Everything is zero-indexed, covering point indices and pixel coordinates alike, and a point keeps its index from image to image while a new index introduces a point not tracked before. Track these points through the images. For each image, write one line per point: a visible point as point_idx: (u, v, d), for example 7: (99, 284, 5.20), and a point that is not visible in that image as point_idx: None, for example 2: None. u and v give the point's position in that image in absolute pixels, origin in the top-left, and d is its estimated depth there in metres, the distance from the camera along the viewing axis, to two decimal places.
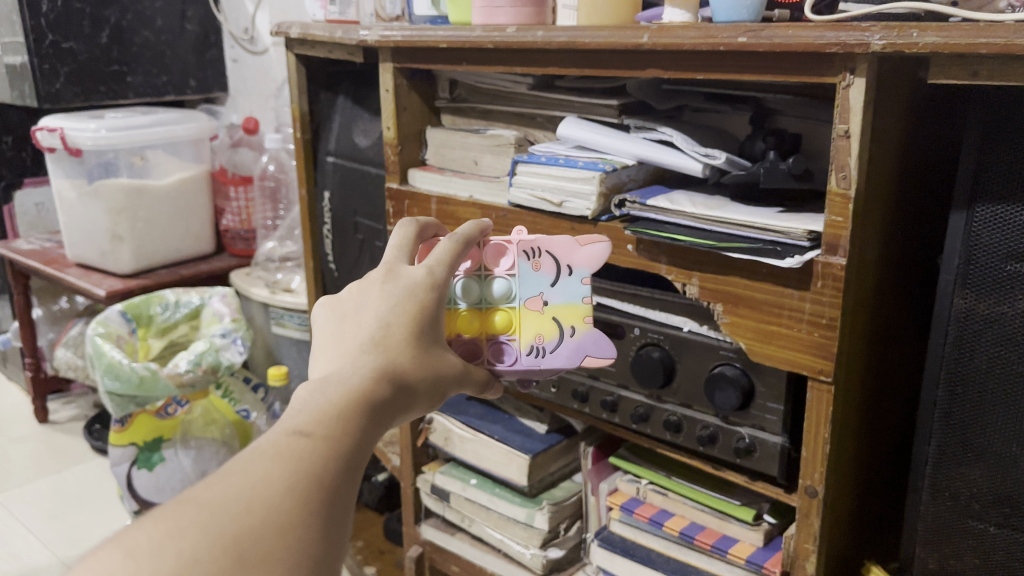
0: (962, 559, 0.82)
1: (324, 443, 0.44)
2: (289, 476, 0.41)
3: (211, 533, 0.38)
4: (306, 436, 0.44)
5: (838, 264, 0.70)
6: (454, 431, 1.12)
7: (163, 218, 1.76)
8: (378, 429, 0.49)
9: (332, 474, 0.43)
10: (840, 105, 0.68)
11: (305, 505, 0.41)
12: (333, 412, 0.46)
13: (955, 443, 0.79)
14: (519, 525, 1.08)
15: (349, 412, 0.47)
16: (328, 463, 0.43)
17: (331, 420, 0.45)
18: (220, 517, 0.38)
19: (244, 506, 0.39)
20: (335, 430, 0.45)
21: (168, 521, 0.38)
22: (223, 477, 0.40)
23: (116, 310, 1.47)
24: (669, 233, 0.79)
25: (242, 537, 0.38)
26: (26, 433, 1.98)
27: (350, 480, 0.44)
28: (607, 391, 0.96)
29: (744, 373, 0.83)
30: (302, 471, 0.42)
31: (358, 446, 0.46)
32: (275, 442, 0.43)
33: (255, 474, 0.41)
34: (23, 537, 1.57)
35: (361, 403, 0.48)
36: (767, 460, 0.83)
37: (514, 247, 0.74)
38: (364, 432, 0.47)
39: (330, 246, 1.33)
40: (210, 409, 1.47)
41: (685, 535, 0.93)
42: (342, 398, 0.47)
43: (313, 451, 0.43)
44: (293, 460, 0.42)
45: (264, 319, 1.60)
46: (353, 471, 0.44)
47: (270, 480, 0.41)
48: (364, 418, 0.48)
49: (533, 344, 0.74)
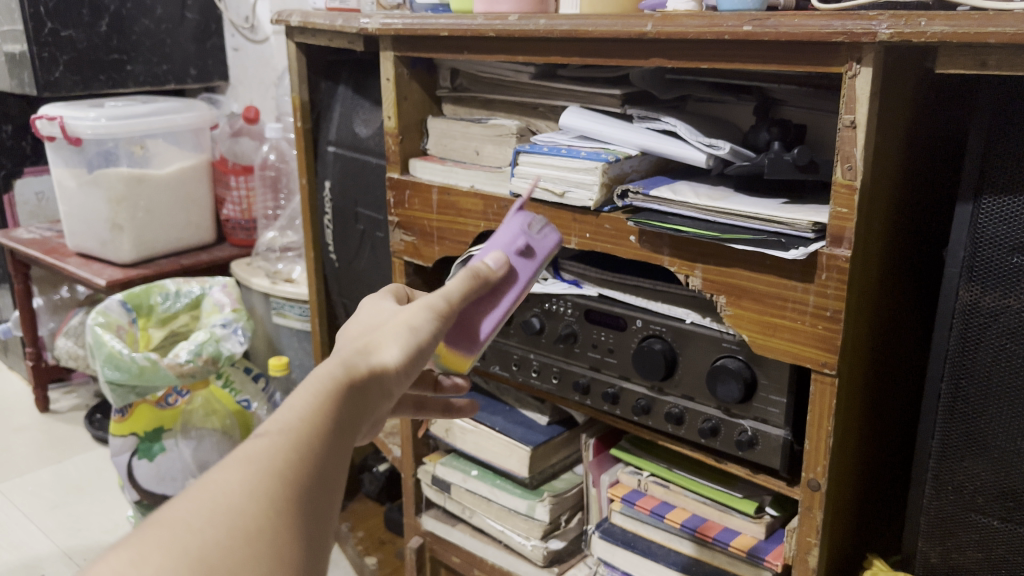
0: (964, 553, 0.82)
1: (282, 438, 0.41)
2: (254, 480, 0.38)
3: (176, 551, 0.35)
4: (263, 435, 0.41)
5: (842, 256, 0.70)
6: (455, 422, 1.12)
7: (164, 208, 1.76)
8: (357, 412, 0.45)
9: (297, 468, 0.40)
10: (846, 94, 0.67)
11: (272, 509, 0.38)
12: (291, 402, 0.43)
13: (959, 437, 0.79)
14: (519, 517, 1.08)
15: (309, 395, 0.43)
16: (293, 456, 0.40)
17: (287, 411, 0.42)
18: (183, 534, 0.35)
19: (208, 518, 0.36)
20: (296, 419, 0.42)
21: (129, 543, 0.35)
22: (186, 493, 0.38)
23: (116, 300, 1.46)
24: (672, 224, 0.78)
25: (207, 553, 0.35)
26: (27, 422, 1.98)
27: (325, 474, 0.41)
28: (608, 383, 0.95)
29: (746, 366, 0.83)
30: (267, 471, 0.39)
31: (330, 436, 0.42)
32: (236, 450, 0.40)
33: (218, 482, 0.38)
34: (24, 526, 1.57)
35: (318, 381, 0.44)
36: (769, 453, 0.83)
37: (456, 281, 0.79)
38: (334, 411, 0.43)
39: (330, 237, 1.33)
40: (211, 400, 1.47)
41: (685, 527, 0.93)
42: (298, 387, 0.44)
43: (274, 446, 0.40)
44: (255, 460, 0.39)
45: (264, 309, 1.59)
46: (326, 462, 0.41)
47: (233, 487, 0.38)
48: (330, 398, 0.44)
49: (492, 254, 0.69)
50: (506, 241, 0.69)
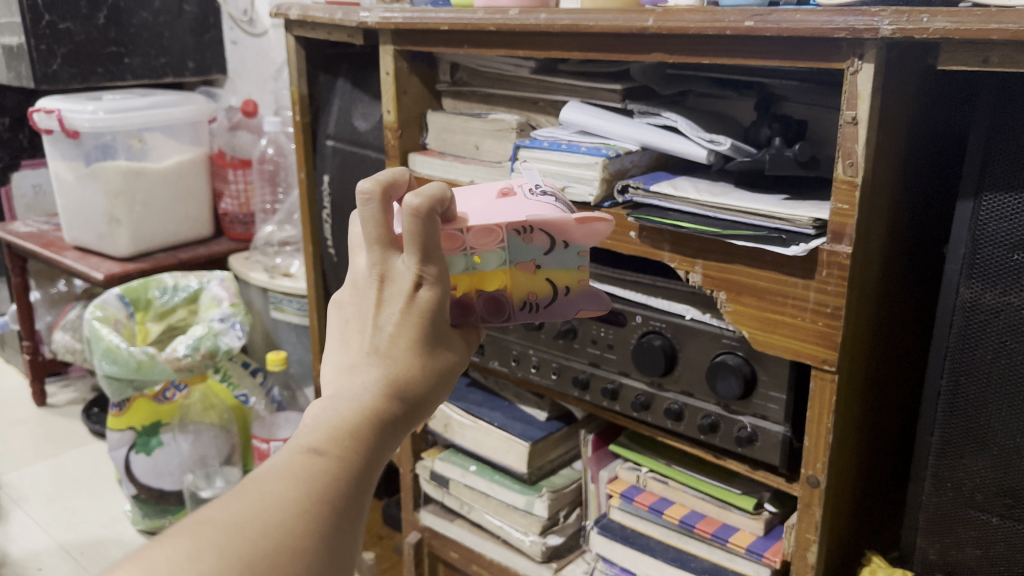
0: (963, 550, 0.82)
1: (337, 462, 0.44)
2: (304, 500, 0.42)
3: (229, 554, 0.38)
4: (319, 455, 0.44)
5: (843, 253, 0.70)
6: (454, 418, 1.11)
7: (161, 201, 1.75)
8: (390, 443, 0.48)
9: (342, 499, 0.43)
10: (848, 90, 0.67)
11: (317, 531, 0.41)
12: (343, 428, 0.45)
13: (958, 434, 0.79)
14: (518, 512, 1.08)
15: (364, 428, 0.46)
16: (338, 485, 0.43)
17: (343, 435, 0.45)
18: (235, 540, 0.39)
19: (260, 528, 0.40)
20: (349, 448, 0.45)
21: (186, 540, 0.38)
22: (239, 497, 0.41)
23: (114, 294, 1.46)
24: (673, 220, 0.78)
25: (256, 563, 0.39)
26: (25, 415, 1.98)
27: (360, 503, 0.44)
28: (608, 378, 0.95)
29: (746, 362, 0.83)
30: (316, 494, 0.42)
31: (368, 467, 0.45)
32: (289, 459, 0.43)
33: (273, 495, 0.42)
34: (21, 519, 1.57)
35: (371, 422, 0.47)
36: (769, 450, 0.83)
37: (504, 229, 0.63)
38: (379, 447, 0.47)
39: (329, 231, 1.32)
40: (209, 394, 1.45)
41: (684, 524, 0.93)
42: (350, 413, 0.46)
43: (327, 469, 0.43)
44: (307, 480, 0.43)
45: (263, 303, 1.59)
46: (365, 491, 0.45)
47: (285, 503, 0.41)
48: (378, 436, 0.47)
49: (527, 301, 0.67)
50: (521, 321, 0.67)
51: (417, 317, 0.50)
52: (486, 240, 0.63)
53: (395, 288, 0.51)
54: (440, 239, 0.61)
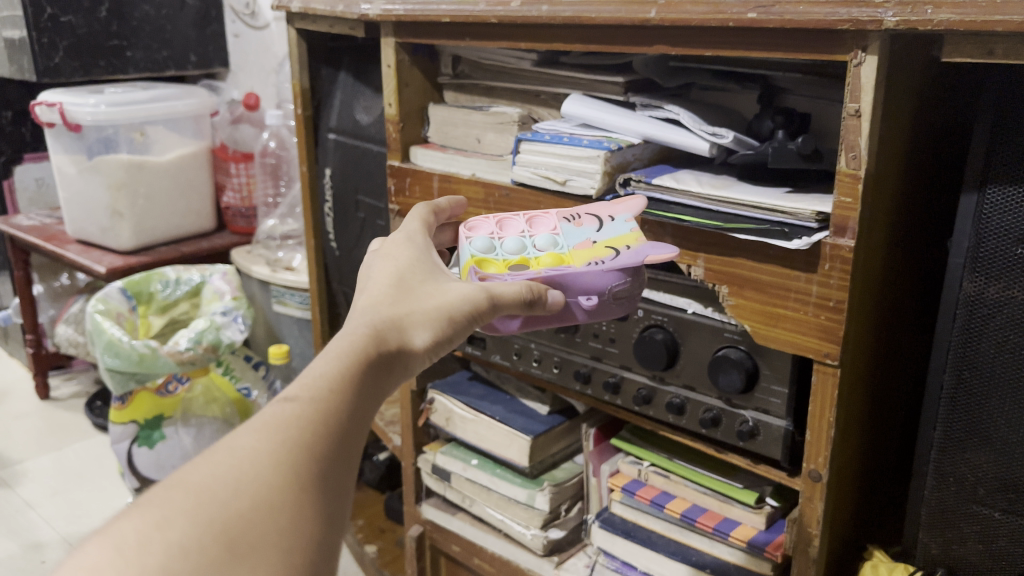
0: (965, 545, 0.81)
1: (310, 406, 0.41)
2: (279, 451, 0.39)
3: (200, 520, 0.35)
4: (290, 401, 0.41)
5: (847, 246, 0.69)
6: (456, 411, 1.12)
7: (164, 194, 1.75)
8: (380, 384, 0.45)
9: (323, 444, 0.40)
10: (851, 82, 0.66)
11: (297, 482, 0.38)
12: (321, 372, 0.43)
13: (961, 428, 0.79)
14: (519, 506, 1.08)
15: (344, 368, 0.44)
16: (316, 429, 0.40)
17: (317, 379, 0.43)
18: (205, 504, 0.36)
19: (232, 488, 0.37)
20: (324, 390, 0.42)
21: (153, 507, 0.35)
22: (209, 458, 0.38)
23: (116, 287, 1.46)
24: (675, 213, 0.78)
25: (231, 523, 0.35)
26: (27, 409, 1.99)
27: (347, 449, 0.41)
28: (609, 372, 0.95)
29: (748, 356, 0.82)
30: (293, 441, 0.39)
31: (352, 409, 0.42)
32: (260, 415, 0.40)
33: (244, 450, 0.38)
34: (24, 512, 1.57)
35: (350, 353, 0.45)
36: (771, 444, 0.83)
37: (555, 216, 0.80)
38: (363, 387, 0.44)
39: (331, 225, 1.32)
40: (210, 388, 1.47)
41: (686, 518, 0.93)
42: (330, 355, 0.45)
43: (301, 415, 0.40)
44: (279, 430, 0.39)
45: (265, 297, 1.59)
46: (349, 435, 0.41)
47: (258, 456, 0.38)
48: (363, 372, 0.44)
49: (590, 260, 0.71)
50: (586, 286, 0.71)
51: (393, 281, 0.55)
52: (537, 226, 0.78)
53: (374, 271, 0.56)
54: (496, 225, 0.78)
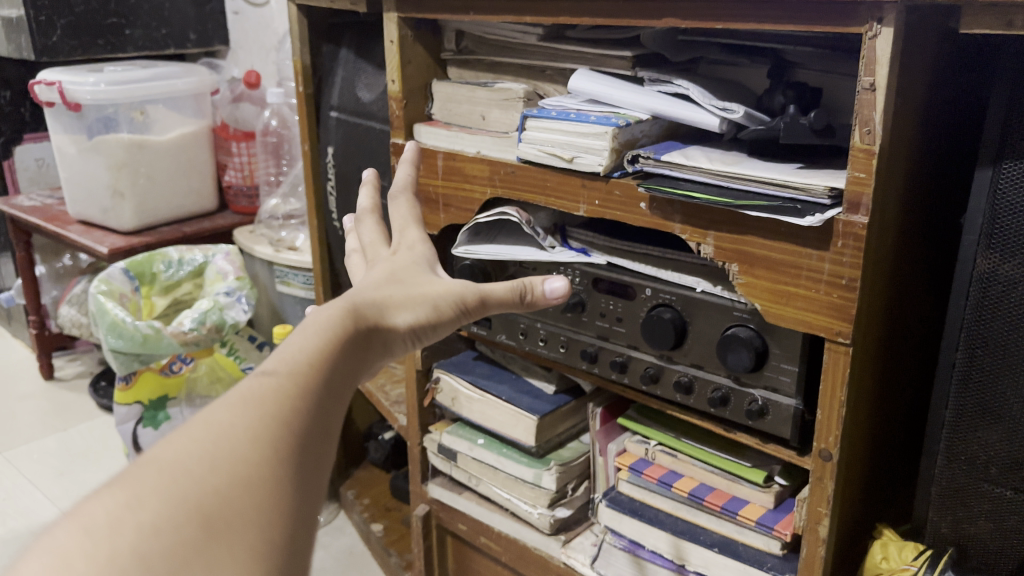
0: (976, 523, 0.81)
1: (289, 382, 0.39)
2: (257, 424, 0.36)
3: (175, 495, 0.32)
4: (268, 376, 0.39)
5: (860, 223, 0.68)
6: (462, 390, 1.11)
7: (165, 174, 1.74)
8: (359, 361, 0.43)
9: (302, 419, 0.38)
10: (865, 56, 0.65)
11: (276, 456, 0.35)
12: (299, 348, 0.41)
13: (973, 407, 0.78)
14: (527, 485, 1.07)
15: (324, 343, 0.42)
16: (296, 403, 0.38)
17: (296, 355, 0.40)
18: (181, 478, 0.33)
19: (209, 461, 0.34)
20: (303, 365, 0.40)
21: (125, 484, 0.32)
22: (184, 432, 0.35)
23: (119, 268, 1.45)
24: (685, 190, 0.76)
25: (207, 500, 0.33)
26: (32, 389, 1.99)
27: (327, 426, 0.38)
28: (616, 352, 0.94)
29: (758, 335, 0.81)
30: (272, 415, 0.37)
31: (331, 386, 0.40)
32: (237, 389, 0.38)
33: (220, 424, 0.36)
34: (30, 493, 1.58)
35: (331, 328, 0.43)
36: (780, 423, 0.82)
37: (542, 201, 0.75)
38: (342, 365, 0.42)
39: (334, 203, 1.31)
40: (215, 367, 1.46)
41: (694, 496, 0.92)
42: (309, 331, 0.43)
43: (280, 390, 0.38)
44: (257, 403, 0.37)
45: (268, 276, 1.58)
46: (330, 412, 0.39)
47: (236, 430, 0.35)
48: (343, 350, 0.43)
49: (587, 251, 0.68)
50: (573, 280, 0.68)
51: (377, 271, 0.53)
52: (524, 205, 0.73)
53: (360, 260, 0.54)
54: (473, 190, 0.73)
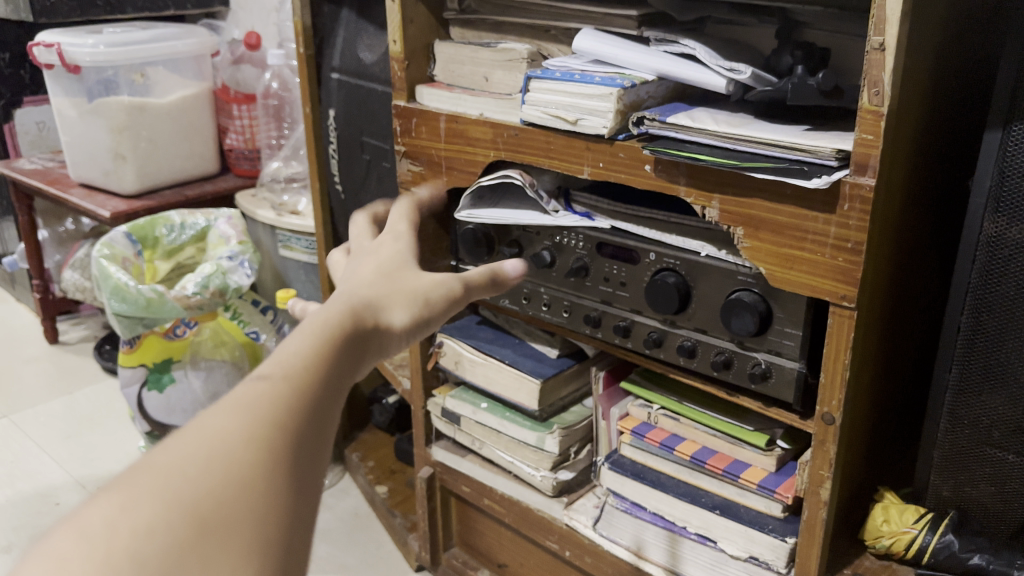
0: (977, 487, 0.81)
1: (287, 387, 0.38)
2: (253, 428, 0.35)
3: (169, 501, 0.32)
4: (264, 380, 0.38)
5: (867, 185, 0.67)
6: (465, 355, 1.11)
7: (166, 138, 1.72)
8: (360, 358, 0.42)
9: (300, 424, 0.37)
10: (875, 15, 0.63)
11: (272, 459, 0.35)
12: (297, 348, 0.40)
13: (977, 371, 0.77)
14: (529, 448, 1.08)
15: (324, 341, 0.41)
16: (293, 405, 0.37)
17: (294, 354, 0.39)
18: (175, 484, 0.32)
19: (204, 466, 0.33)
20: (302, 365, 0.39)
21: (119, 492, 0.32)
22: (179, 438, 0.34)
23: (121, 233, 1.45)
24: (689, 151, 0.75)
25: (202, 505, 0.32)
26: (37, 353, 2.00)
27: (326, 428, 0.38)
28: (619, 316, 0.94)
29: (762, 299, 0.81)
30: (268, 418, 0.36)
31: (331, 387, 0.39)
32: (233, 394, 0.37)
33: (215, 429, 0.35)
34: (37, 456, 1.59)
35: (327, 327, 0.41)
36: (783, 387, 0.82)
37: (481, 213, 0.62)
38: (342, 362, 0.41)
39: (336, 167, 1.30)
40: (219, 331, 1.46)
41: (696, 459, 0.92)
42: (309, 329, 0.41)
43: (275, 395, 0.37)
44: (252, 407, 0.36)
45: (271, 241, 1.57)
46: (329, 412, 0.38)
47: (232, 434, 0.35)
48: (344, 345, 0.41)
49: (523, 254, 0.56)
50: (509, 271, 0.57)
51: (378, 261, 0.51)
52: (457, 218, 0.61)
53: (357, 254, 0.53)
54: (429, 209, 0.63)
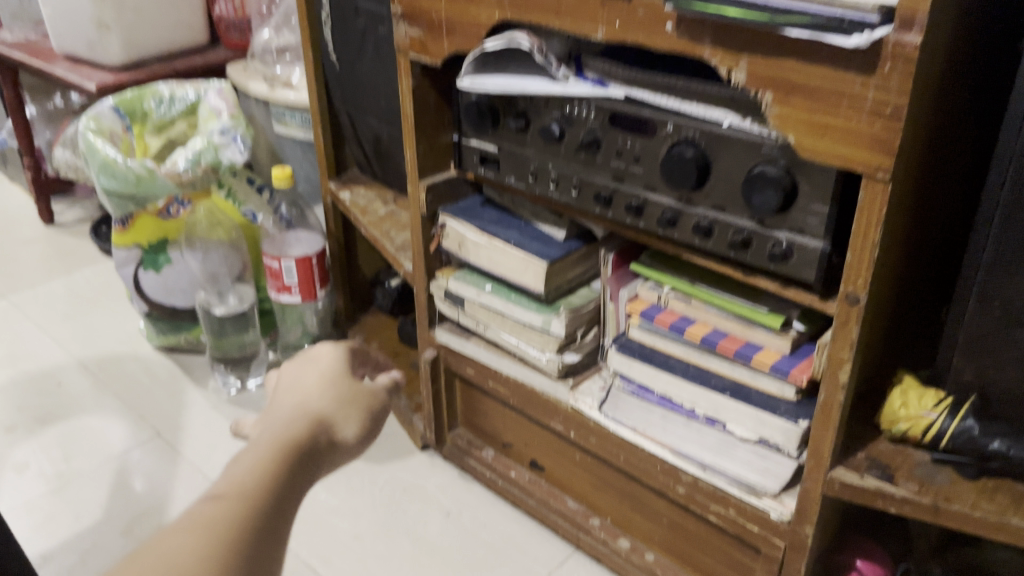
0: (1001, 371, 0.78)
1: (235, 502, 0.53)
2: (196, 557, 0.49)
3: None
4: (217, 500, 0.53)
5: (911, 43, 0.61)
6: (468, 237, 1.06)
7: (150, 6, 1.62)
8: (299, 478, 0.59)
9: (244, 544, 0.51)
10: None
11: None
12: (248, 470, 0.56)
13: (1013, 250, 0.72)
14: (534, 331, 1.05)
15: (272, 463, 0.58)
16: (240, 518, 0.52)
17: (241, 479, 0.55)
18: None
19: None
20: (245, 492, 0.54)
21: None
22: (137, 565, 0.48)
23: (108, 106, 1.38)
24: (716, 7, 0.69)
25: None
26: (34, 234, 1.96)
27: (268, 540, 0.53)
28: (632, 195, 0.88)
29: (788, 173, 0.75)
30: (211, 540, 0.50)
31: (275, 505, 0.55)
32: (191, 512, 0.52)
33: (162, 561, 0.48)
34: (38, 336, 1.58)
35: (275, 450, 0.59)
36: (804, 267, 0.77)
37: None
38: (286, 480, 0.57)
39: (330, 36, 1.22)
40: (214, 210, 1.38)
41: (707, 342, 0.89)
42: (265, 446, 0.59)
43: (222, 509, 0.53)
44: (198, 532, 0.50)
45: (265, 117, 1.49)
46: (271, 535, 0.53)
47: (177, 561, 0.48)
48: (285, 473, 0.58)
49: None
50: None
51: (320, 374, 0.69)
52: None
53: (300, 361, 0.71)
54: None
